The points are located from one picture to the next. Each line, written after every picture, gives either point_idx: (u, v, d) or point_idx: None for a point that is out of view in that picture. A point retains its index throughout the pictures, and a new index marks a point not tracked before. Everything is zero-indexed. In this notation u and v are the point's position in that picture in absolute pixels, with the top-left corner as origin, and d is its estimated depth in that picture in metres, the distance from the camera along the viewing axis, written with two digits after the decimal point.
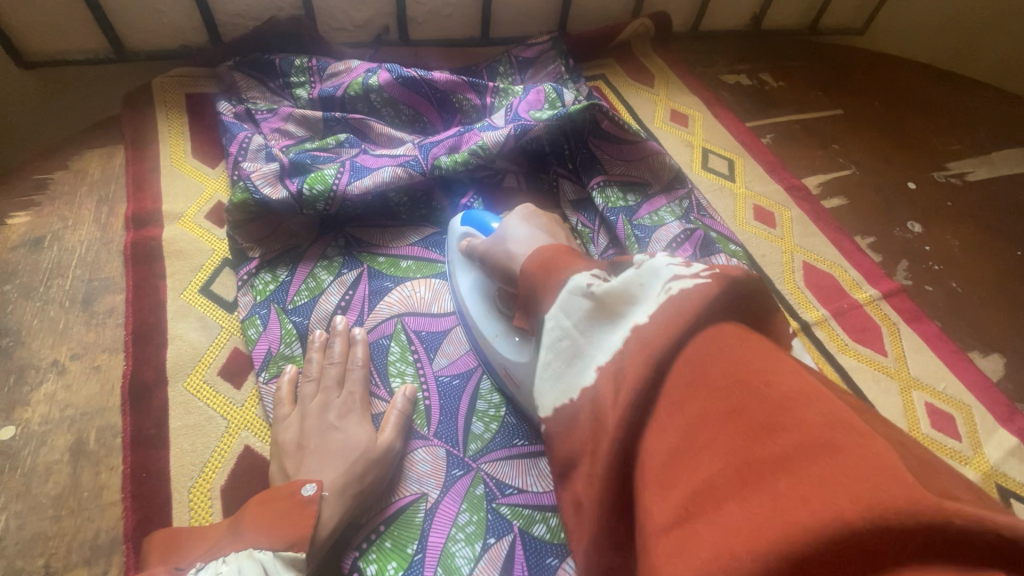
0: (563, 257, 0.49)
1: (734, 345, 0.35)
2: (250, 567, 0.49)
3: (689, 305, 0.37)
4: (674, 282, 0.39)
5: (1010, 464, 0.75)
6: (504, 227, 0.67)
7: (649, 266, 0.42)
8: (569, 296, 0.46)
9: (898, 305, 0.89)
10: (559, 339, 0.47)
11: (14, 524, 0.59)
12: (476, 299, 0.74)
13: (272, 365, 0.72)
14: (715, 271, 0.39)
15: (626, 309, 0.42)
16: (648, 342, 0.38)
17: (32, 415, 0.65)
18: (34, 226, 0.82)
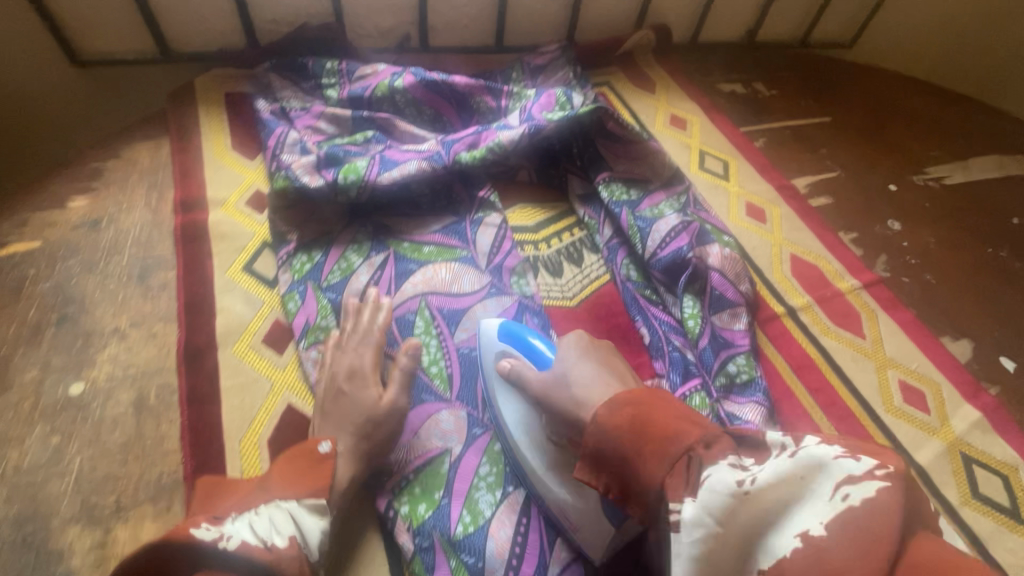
0: (655, 409, 0.51)
1: (945, 567, 0.36)
2: (280, 514, 0.56)
3: (879, 517, 0.38)
4: (849, 486, 0.40)
5: (974, 434, 0.82)
6: (568, 362, 0.64)
7: (806, 455, 0.44)
8: (710, 493, 0.44)
9: (876, 294, 0.98)
10: (706, 549, 0.43)
11: (87, 465, 0.66)
12: (531, 430, 0.68)
13: (311, 334, 0.80)
14: (889, 469, 0.41)
15: (790, 512, 0.41)
16: (849, 568, 0.37)
17: (99, 373, 0.73)
18: (92, 209, 0.90)
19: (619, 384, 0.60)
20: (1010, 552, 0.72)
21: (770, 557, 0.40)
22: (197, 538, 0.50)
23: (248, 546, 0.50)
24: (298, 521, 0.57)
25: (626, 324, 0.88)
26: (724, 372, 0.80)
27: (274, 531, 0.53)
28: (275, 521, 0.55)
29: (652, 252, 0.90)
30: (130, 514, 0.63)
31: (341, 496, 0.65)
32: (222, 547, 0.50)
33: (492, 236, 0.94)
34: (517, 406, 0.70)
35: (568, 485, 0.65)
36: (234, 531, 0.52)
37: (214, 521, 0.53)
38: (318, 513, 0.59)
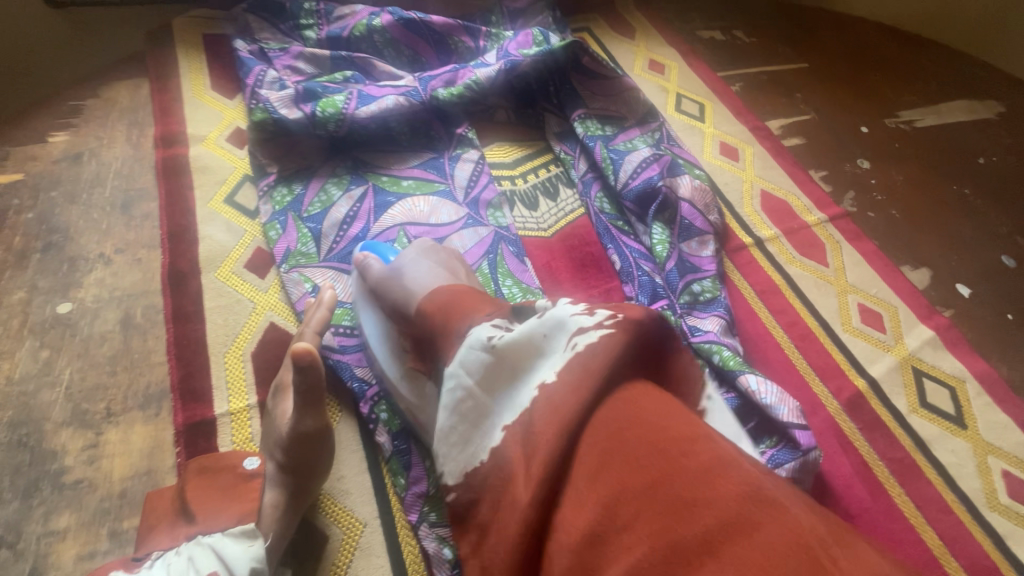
0: (459, 292, 0.58)
1: (655, 408, 0.42)
2: (199, 553, 0.50)
3: (599, 357, 0.45)
4: (579, 337, 0.47)
5: (925, 351, 0.87)
6: (403, 261, 0.68)
7: (552, 316, 0.50)
8: (469, 350, 0.51)
9: (842, 226, 1.02)
10: (460, 400, 0.50)
11: (77, 376, 0.69)
12: (377, 335, 0.70)
13: (292, 259, 0.82)
14: (617, 318, 0.47)
15: (533, 366, 0.48)
16: (565, 400, 0.43)
17: (86, 294, 0.76)
18: (72, 144, 0.91)
19: (447, 275, 0.65)
20: (952, 452, 0.78)
21: (511, 411, 0.47)
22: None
23: None
24: (223, 553, 0.51)
25: (598, 253, 0.91)
26: (689, 292, 0.83)
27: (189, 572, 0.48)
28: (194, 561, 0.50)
29: (624, 182, 0.93)
30: (120, 418, 0.67)
31: (276, 524, 0.57)
32: None
33: (470, 170, 0.97)
34: (365, 309, 0.73)
35: (401, 379, 0.66)
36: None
37: (132, 566, 0.50)
38: (245, 539, 0.52)
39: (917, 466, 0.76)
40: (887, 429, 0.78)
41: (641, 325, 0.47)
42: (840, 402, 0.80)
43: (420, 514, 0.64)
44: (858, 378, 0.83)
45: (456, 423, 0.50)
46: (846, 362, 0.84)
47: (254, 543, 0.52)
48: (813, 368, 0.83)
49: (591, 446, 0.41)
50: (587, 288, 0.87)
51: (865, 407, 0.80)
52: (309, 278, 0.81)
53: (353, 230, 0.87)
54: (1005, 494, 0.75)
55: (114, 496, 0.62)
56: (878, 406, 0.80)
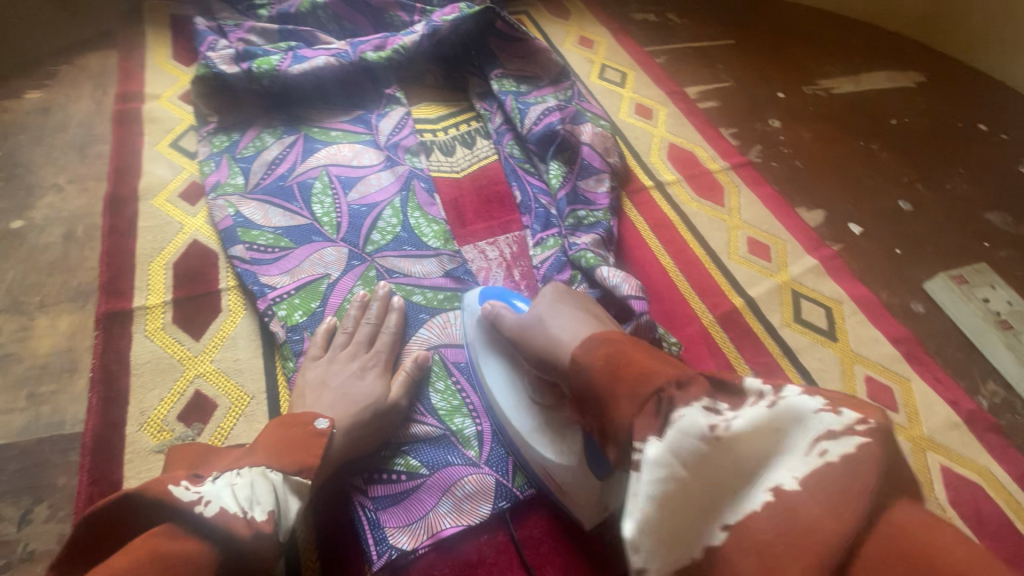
0: (633, 350, 0.48)
1: (911, 526, 0.33)
2: (261, 484, 0.52)
3: (860, 477, 0.35)
4: (827, 441, 0.37)
5: (808, 277, 0.93)
6: (541, 308, 0.62)
7: (786, 406, 0.40)
8: (680, 435, 0.40)
9: (743, 173, 1.08)
10: (667, 488, 0.39)
11: (20, 275, 0.80)
12: (504, 390, 0.70)
13: (221, 189, 0.92)
14: (870, 424, 0.37)
15: (762, 466, 0.39)
16: (820, 522, 0.34)
17: (37, 214, 0.87)
18: (44, 100, 1.04)
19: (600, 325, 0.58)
20: (818, 360, 0.83)
21: (733, 508, 0.38)
22: (176, 497, 0.46)
23: (226, 515, 0.47)
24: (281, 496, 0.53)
25: (505, 191, 0.99)
26: (574, 216, 0.91)
27: (254, 502, 0.49)
28: (258, 491, 0.51)
29: (528, 128, 1.01)
30: (51, 308, 0.77)
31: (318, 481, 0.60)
32: (199, 510, 0.46)
33: (394, 123, 1.06)
34: (494, 367, 0.71)
35: (535, 438, 0.65)
36: (213, 494, 0.48)
37: (195, 479, 0.49)
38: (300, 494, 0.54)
39: (779, 370, 0.81)
40: (756, 339, 0.84)
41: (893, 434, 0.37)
42: (714, 315, 0.86)
43: None
44: (736, 296, 0.89)
45: (660, 516, 0.39)
46: (725, 283, 0.90)
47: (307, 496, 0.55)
48: (693, 287, 0.89)
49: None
50: (488, 220, 0.95)
51: (738, 321, 0.86)
52: (233, 205, 0.90)
53: (281, 169, 0.96)
54: (864, 396, 0.79)
55: (36, 367, 0.71)
56: (751, 321, 0.86)
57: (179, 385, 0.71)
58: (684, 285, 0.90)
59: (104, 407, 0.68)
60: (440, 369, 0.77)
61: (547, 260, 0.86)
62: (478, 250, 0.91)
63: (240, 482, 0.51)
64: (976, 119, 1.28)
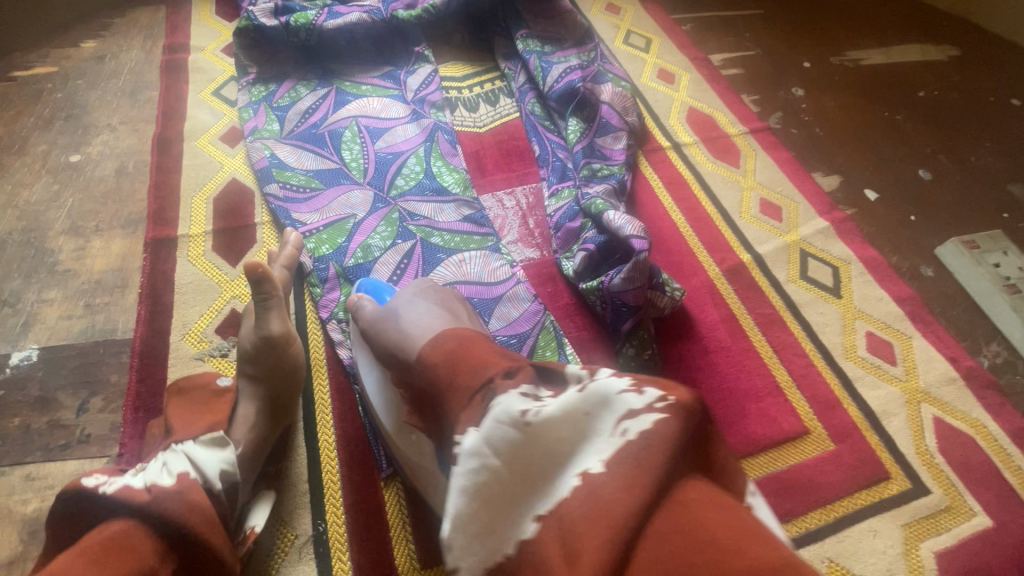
0: (473, 347, 0.54)
1: (705, 507, 0.37)
2: (173, 457, 0.55)
3: (655, 447, 0.39)
4: (630, 420, 0.42)
5: (817, 237, 0.94)
6: (399, 300, 0.63)
7: (595, 391, 0.45)
8: (495, 423, 0.46)
9: (760, 138, 1.10)
10: (482, 479, 0.44)
11: (78, 203, 0.87)
12: (372, 380, 0.69)
13: (258, 134, 0.98)
14: (668, 400, 0.41)
15: (573, 451, 0.44)
16: (616, 499, 0.38)
17: (92, 150, 0.94)
18: (99, 49, 1.11)
19: (448, 320, 0.59)
20: (820, 314, 0.85)
21: (545, 501, 0.42)
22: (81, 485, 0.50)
23: (129, 488, 0.50)
24: (195, 458, 0.56)
25: (524, 146, 1.03)
26: (588, 168, 0.94)
27: (164, 472, 0.53)
28: (169, 462, 0.54)
29: (550, 85, 1.04)
30: (104, 233, 0.84)
31: (248, 433, 0.63)
32: (103, 489, 0.50)
33: (422, 79, 1.10)
34: (364, 359, 0.71)
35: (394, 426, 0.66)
36: (120, 480, 0.52)
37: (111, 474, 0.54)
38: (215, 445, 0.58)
39: (782, 321, 0.84)
40: (760, 292, 0.87)
41: (700, 407, 0.41)
42: (721, 269, 0.89)
43: (331, 311, 0.80)
44: (745, 253, 0.91)
45: (477, 509, 0.44)
46: (735, 239, 0.93)
47: (226, 449, 0.59)
48: (702, 242, 0.92)
49: (646, 548, 0.36)
50: (507, 172, 0.99)
51: (744, 274, 0.88)
52: (269, 148, 0.96)
53: (313, 118, 1.02)
54: (864, 349, 0.82)
55: (92, 281, 0.79)
56: (757, 275, 0.89)
57: (217, 303, 0.78)
58: (691, 238, 0.92)
59: (151, 318, 0.75)
60: None
61: (560, 209, 0.90)
62: (495, 199, 0.95)
63: (153, 466, 0.54)
64: (1010, 94, 1.26)
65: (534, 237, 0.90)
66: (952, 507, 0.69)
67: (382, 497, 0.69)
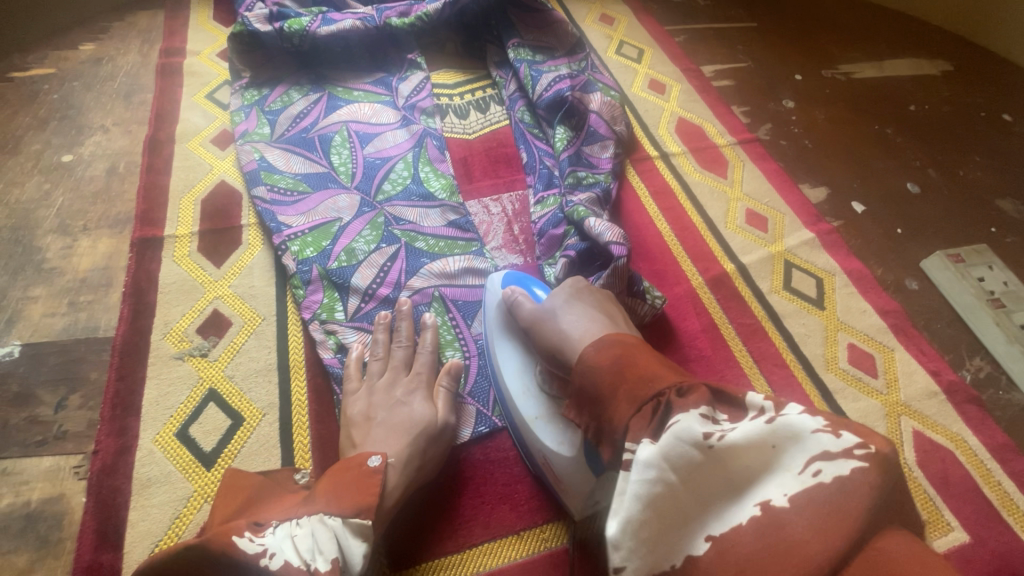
0: (642, 358, 0.52)
1: (912, 560, 0.34)
2: (322, 532, 0.53)
3: (855, 496, 0.37)
4: (824, 463, 0.39)
5: (803, 249, 0.94)
6: (556, 302, 0.66)
7: (786, 425, 0.41)
8: (674, 439, 0.43)
9: (749, 149, 1.10)
10: (658, 492, 0.43)
11: (67, 202, 0.88)
12: (515, 373, 0.71)
13: (248, 138, 0.99)
14: (870, 449, 0.38)
15: (756, 481, 0.42)
16: (808, 541, 0.36)
17: (84, 150, 0.96)
18: (96, 51, 1.12)
19: (609, 322, 0.62)
20: (802, 325, 0.85)
21: (717, 521, 0.42)
22: (240, 549, 0.48)
23: (289, 568, 0.48)
24: (341, 542, 0.54)
25: (513, 154, 1.04)
26: (574, 176, 0.94)
27: (315, 553, 0.51)
28: (320, 542, 0.52)
29: (539, 94, 1.05)
30: (92, 232, 0.85)
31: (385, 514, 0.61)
32: (264, 564, 0.47)
33: (413, 85, 1.11)
34: (512, 349, 0.72)
35: (539, 422, 0.67)
36: (278, 548, 0.50)
37: (259, 530, 0.51)
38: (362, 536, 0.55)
39: (764, 332, 0.84)
40: (743, 302, 0.87)
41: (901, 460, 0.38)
42: (704, 278, 0.89)
43: (313, 313, 0.79)
44: (728, 263, 0.91)
45: (647, 515, 0.43)
46: (719, 249, 0.93)
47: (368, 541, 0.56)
48: (686, 252, 0.92)
49: None
50: (494, 178, 1.00)
51: (727, 284, 0.89)
52: (258, 151, 0.97)
53: (304, 123, 1.03)
54: (845, 361, 0.81)
55: (77, 279, 0.80)
56: (740, 285, 0.89)
57: (199, 304, 0.78)
58: (675, 246, 0.93)
59: (133, 317, 0.76)
60: (439, 306, 0.82)
61: (545, 216, 0.90)
62: (482, 206, 0.96)
63: (301, 533, 0.53)
64: (1000, 109, 1.26)
65: (519, 243, 0.91)
66: (928, 522, 0.69)
67: None
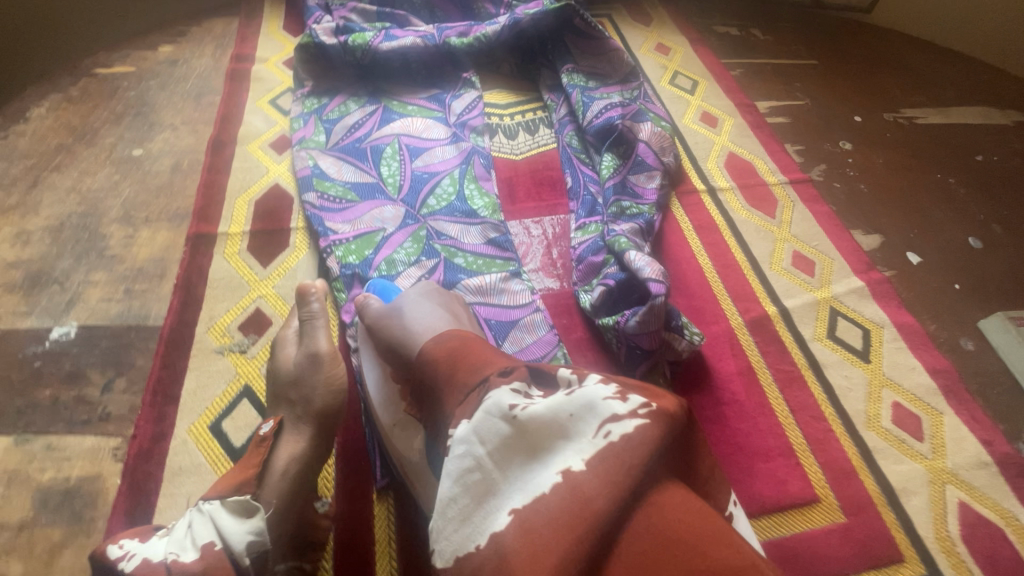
0: (472, 349, 0.59)
1: (676, 506, 0.44)
2: (197, 520, 0.55)
3: (637, 450, 0.45)
4: (613, 425, 0.47)
5: (850, 297, 0.91)
6: (406, 300, 0.71)
7: (581, 396, 0.51)
8: (485, 415, 0.51)
9: (800, 190, 1.07)
10: (468, 469, 0.50)
11: (132, 193, 0.94)
12: (376, 382, 0.73)
13: (305, 144, 1.03)
14: (648, 409, 0.47)
15: (556, 449, 0.49)
16: (596, 494, 0.43)
17: (153, 146, 1.01)
18: (173, 53, 1.19)
19: (453, 323, 0.68)
20: (845, 377, 0.81)
21: (525, 493, 0.47)
22: (104, 555, 0.54)
23: (148, 564, 0.52)
24: (217, 521, 0.54)
25: (558, 177, 1.04)
26: (618, 206, 0.94)
27: (186, 544, 0.53)
28: (193, 530, 0.54)
29: (589, 120, 1.05)
30: (151, 224, 0.90)
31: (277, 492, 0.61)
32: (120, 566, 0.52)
33: (466, 103, 1.13)
34: (369, 354, 0.75)
35: (395, 427, 0.69)
36: (146, 550, 0.54)
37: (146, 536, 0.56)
38: (243, 514, 0.55)
39: (802, 379, 0.81)
40: (783, 347, 0.84)
41: (674, 417, 0.48)
42: (744, 319, 0.87)
43: (351, 321, 0.81)
44: (771, 305, 0.89)
45: (465, 493, 0.49)
46: (762, 290, 0.90)
47: (249, 512, 0.56)
48: (727, 291, 0.90)
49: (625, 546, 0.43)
50: (537, 201, 1.00)
51: (768, 327, 0.86)
52: (313, 158, 1.01)
53: (358, 133, 1.06)
54: (888, 420, 0.77)
55: (134, 268, 0.84)
56: (781, 329, 0.86)
57: (243, 302, 0.81)
58: (716, 283, 0.91)
59: (181, 309, 0.79)
60: None
61: (585, 242, 0.90)
62: (523, 227, 0.96)
63: (180, 528, 0.56)
64: None
65: (556, 267, 0.91)
66: None
67: (373, 510, 0.69)
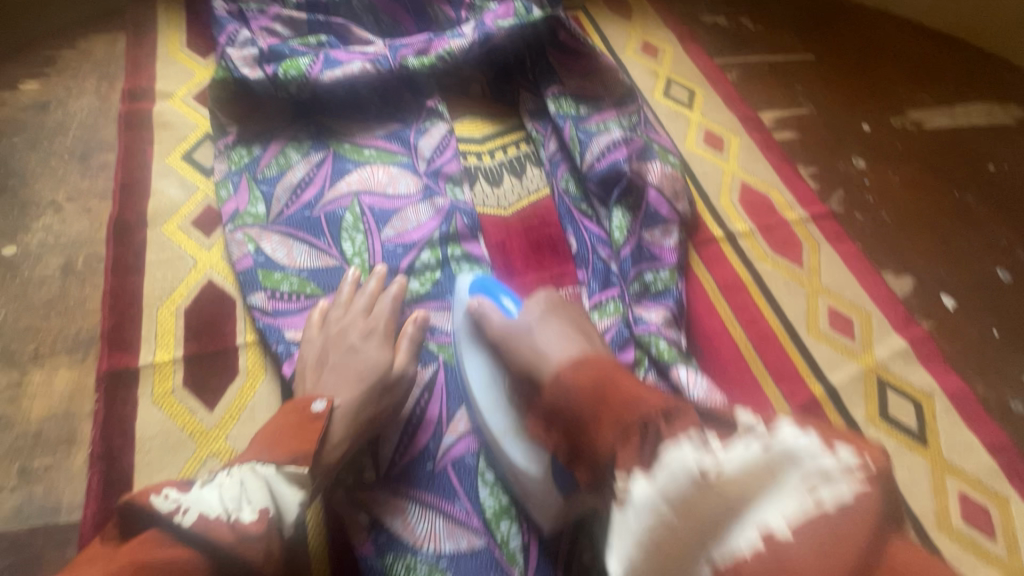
0: (623, 384, 0.50)
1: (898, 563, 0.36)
2: (253, 481, 0.50)
3: (856, 522, 0.37)
4: (821, 483, 0.38)
5: (896, 361, 0.82)
6: (532, 318, 0.64)
7: (780, 446, 0.41)
8: (670, 475, 0.42)
9: (824, 227, 0.96)
10: (653, 527, 0.42)
11: (12, 316, 0.71)
12: (483, 384, 0.67)
13: (239, 219, 0.80)
14: (868, 471, 0.38)
15: (752, 501, 0.40)
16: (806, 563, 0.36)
17: (32, 240, 0.77)
18: (41, 92, 0.91)
19: (583, 344, 0.60)
20: (905, 469, 0.73)
21: (717, 547, 0.39)
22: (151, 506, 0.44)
23: (206, 519, 0.45)
24: (273, 489, 0.51)
25: (558, 235, 0.88)
26: (640, 280, 0.80)
27: (243, 502, 0.48)
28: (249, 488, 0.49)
29: (590, 164, 0.89)
30: (46, 361, 0.69)
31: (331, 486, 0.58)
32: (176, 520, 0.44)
33: (435, 142, 0.91)
34: (474, 360, 0.68)
35: (511, 438, 0.63)
36: (194, 499, 0.46)
37: (182, 487, 0.48)
38: (297, 485, 0.52)
39: None
40: None
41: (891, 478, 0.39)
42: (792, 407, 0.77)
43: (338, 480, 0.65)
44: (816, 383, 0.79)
45: (646, 552, 0.42)
46: (805, 366, 0.80)
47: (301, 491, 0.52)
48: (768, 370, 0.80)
49: None
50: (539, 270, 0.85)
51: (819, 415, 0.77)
52: (253, 239, 0.78)
53: (306, 195, 0.83)
54: (957, 517, 0.71)
55: (29, 435, 0.64)
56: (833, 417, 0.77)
57: (189, 467, 0.63)
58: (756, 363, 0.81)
59: (106, 491, 0.61)
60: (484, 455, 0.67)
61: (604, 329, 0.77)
62: None
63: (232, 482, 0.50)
64: None
65: None
66: None
67: None
